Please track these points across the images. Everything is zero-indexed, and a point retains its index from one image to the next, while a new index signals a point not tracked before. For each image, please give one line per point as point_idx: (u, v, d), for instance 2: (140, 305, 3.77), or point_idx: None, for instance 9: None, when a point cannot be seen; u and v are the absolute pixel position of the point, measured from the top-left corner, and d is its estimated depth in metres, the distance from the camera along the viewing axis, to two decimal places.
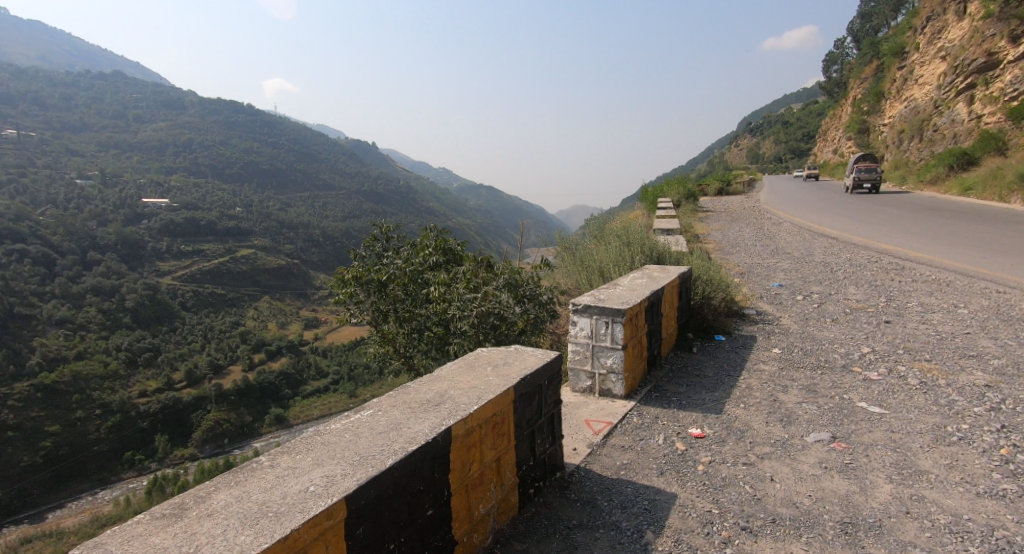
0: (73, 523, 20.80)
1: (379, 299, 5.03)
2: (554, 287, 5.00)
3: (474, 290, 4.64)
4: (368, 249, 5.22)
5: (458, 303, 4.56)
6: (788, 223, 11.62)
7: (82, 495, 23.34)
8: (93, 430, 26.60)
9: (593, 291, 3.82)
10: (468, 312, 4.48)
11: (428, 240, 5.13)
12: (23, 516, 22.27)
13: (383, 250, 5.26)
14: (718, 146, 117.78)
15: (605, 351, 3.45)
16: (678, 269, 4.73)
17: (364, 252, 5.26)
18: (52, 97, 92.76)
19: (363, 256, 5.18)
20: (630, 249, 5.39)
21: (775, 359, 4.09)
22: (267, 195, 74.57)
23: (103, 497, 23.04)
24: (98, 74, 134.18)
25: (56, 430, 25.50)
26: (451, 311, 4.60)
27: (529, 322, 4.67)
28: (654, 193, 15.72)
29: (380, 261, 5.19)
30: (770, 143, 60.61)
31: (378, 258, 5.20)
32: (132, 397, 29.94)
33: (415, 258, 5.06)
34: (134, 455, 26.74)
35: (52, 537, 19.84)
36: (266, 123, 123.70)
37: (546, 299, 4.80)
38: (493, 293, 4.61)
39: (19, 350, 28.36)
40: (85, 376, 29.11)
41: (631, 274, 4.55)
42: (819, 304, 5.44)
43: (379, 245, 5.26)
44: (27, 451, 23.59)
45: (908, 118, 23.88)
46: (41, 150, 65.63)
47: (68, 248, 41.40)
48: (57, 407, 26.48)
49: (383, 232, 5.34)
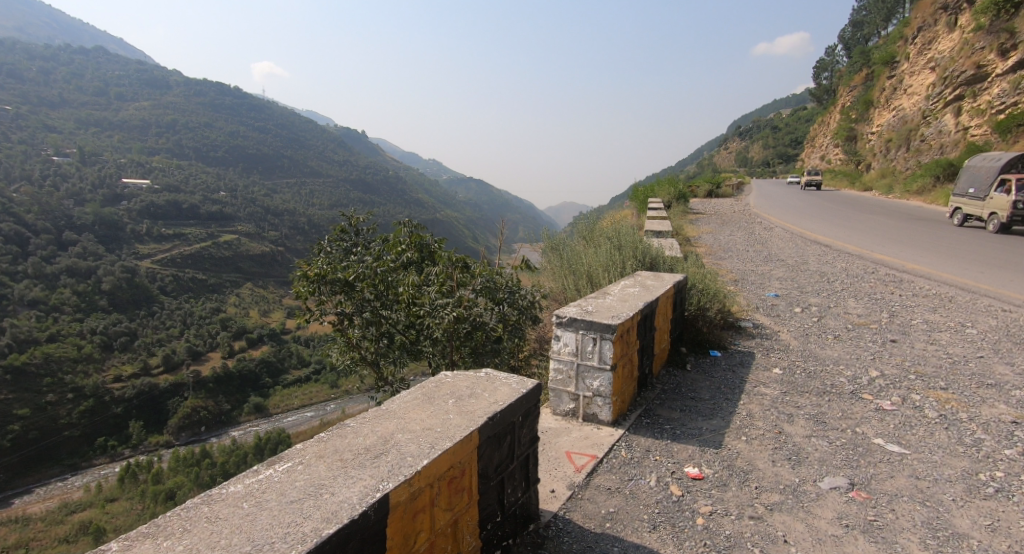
0: (40, 510, 20.89)
1: (345, 300, 4.41)
2: (536, 293, 4.66)
3: (448, 294, 4.25)
4: (334, 243, 4.66)
5: (432, 308, 4.14)
6: (778, 229, 11.34)
7: (51, 481, 23.26)
8: (65, 415, 25.93)
9: (581, 300, 3.40)
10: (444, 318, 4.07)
11: (400, 236, 4.66)
12: None
13: (351, 246, 4.72)
14: (705, 149, 118.62)
15: (591, 371, 3.05)
16: (671, 277, 4.35)
17: (329, 246, 4.65)
18: (30, 71, 90.19)
19: (329, 251, 4.59)
20: (622, 253, 4.98)
21: (775, 381, 3.72)
22: (251, 181, 73.20)
23: (74, 483, 23.12)
24: (80, 49, 129.61)
25: (25, 414, 24.48)
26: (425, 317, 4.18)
27: (507, 328, 4.39)
28: (644, 193, 15.36)
29: (347, 258, 4.63)
30: (758, 147, 60.70)
31: (345, 255, 4.62)
32: (106, 382, 29.09)
33: (388, 255, 4.58)
34: (108, 441, 26.59)
35: (19, 523, 19.90)
36: (252, 107, 121.33)
37: (527, 304, 4.48)
38: (468, 299, 4.28)
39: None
40: (57, 359, 28.28)
41: (622, 281, 4.14)
42: (818, 319, 5.10)
43: (348, 238, 4.73)
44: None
45: (896, 128, 23.83)
46: (16, 126, 63.56)
47: (43, 227, 40.19)
48: (27, 390, 25.52)
49: (351, 224, 4.80)
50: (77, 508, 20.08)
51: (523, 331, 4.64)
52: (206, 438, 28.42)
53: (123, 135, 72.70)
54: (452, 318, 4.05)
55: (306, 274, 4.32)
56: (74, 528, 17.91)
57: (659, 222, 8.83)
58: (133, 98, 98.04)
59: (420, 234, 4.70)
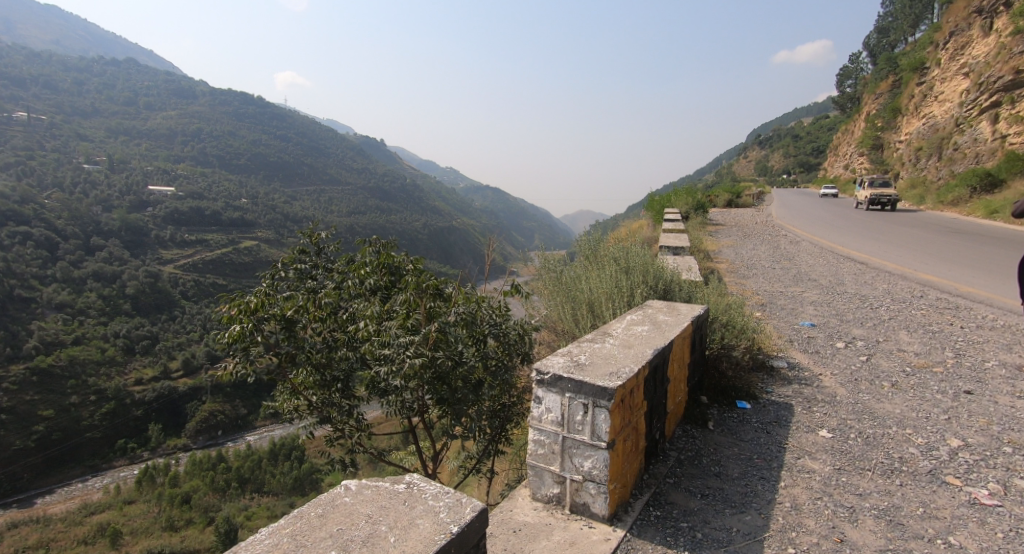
0: (60, 511, 21.82)
1: (288, 338, 3.63)
2: (519, 330, 3.97)
3: (413, 331, 3.56)
4: (290, 266, 4.00)
5: (392, 348, 3.40)
6: (804, 243, 10.42)
7: (73, 482, 24.52)
8: (88, 416, 26.15)
9: (574, 348, 2.70)
10: (406, 360, 3.35)
11: (364, 257, 4.00)
12: (14, 500, 23.21)
13: (309, 269, 4.07)
14: (724, 157, 116.74)
15: (581, 449, 2.33)
16: (690, 310, 3.58)
17: (284, 269, 3.99)
18: (65, 82, 92.79)
19: (281, 276, 3.89)
20: (629, 278, 4.19)
21: (825, 451, 2.90)
22: (272, 189, 73.83)
23: (93, 485, 24.17)
24: (111, 61, 132.16)
25: (50, 415, 24.98)
26: (383, 359, 3.46)
27: (487, 371, 3.77)
28: (661, 202, 14.56)
29: (300, 285, 3.94)
30: (779, 156, 59.13)
31: (299, 283, 3.94)
32: (127, 384, 29.03)
33: (346, 282, 3.90)
34: (128, 443, 27.12)
35: (39, 523, 20.72)
36: (276, 115, 122.92)
37: (508, 342, 3.89)
38: (438, 337, 3.57)
39: (16, 333, 27.21)
40: (82, 361, 28.02)
41: (628, 317, 3.40)
42: (866, 358, 4.25)
43: (307, 261, 4.09)
44: (19, 435, 23.65)
45: (926, 136, 22.62)
46: (50, 135, 65.11)
47: (72, 232, 40.51)
48: (53, 392, 25.93)
49: (311, 243, 4.18)
50: (97, 510, 21.21)
51: (510, 372, 3.97)
52: (222, 442, 28.62)
53: (150, 143, 73.91)
54: (415, 360, 3.32)
55: (235, 306, 3.51)
56: (91, 529, 19.02)
57: (676, 236, 7.95)
58: (161, 108, 99.58)
59: (390, 256, 4.06)
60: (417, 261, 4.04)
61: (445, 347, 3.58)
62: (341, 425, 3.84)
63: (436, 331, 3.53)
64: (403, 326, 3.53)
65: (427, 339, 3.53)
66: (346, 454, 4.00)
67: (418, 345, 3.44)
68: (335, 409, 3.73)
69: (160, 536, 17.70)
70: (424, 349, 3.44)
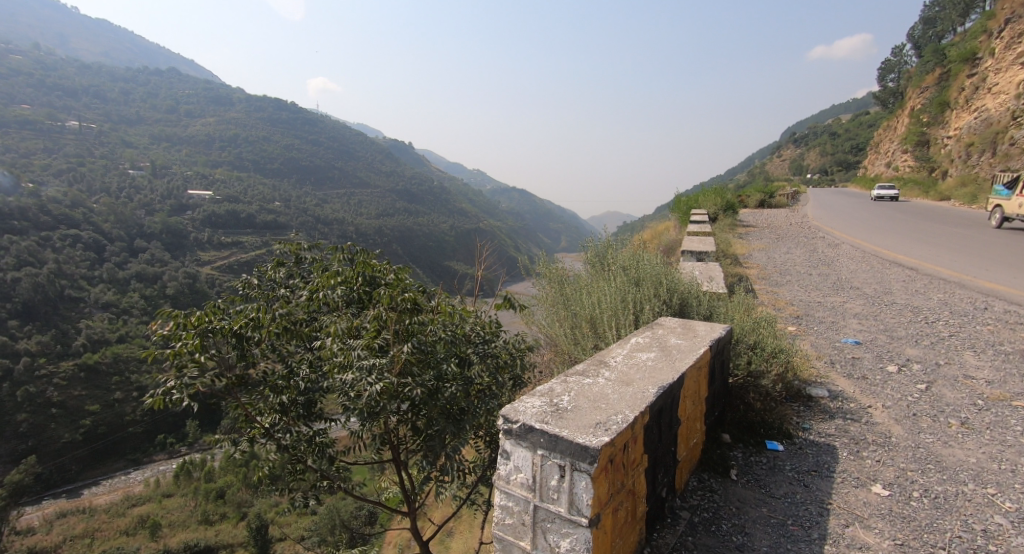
0: (105, 501, 22.29)
1: (239, 357, 3.17)
2: (511, 351, 3.47)
3: (382, 353, 3.03)
4: (264, 278, 3.72)
5: (354, 372, 2.89)
6: (844, 246, 9.64)
7: (116, 474, 25.44)
8: (130, 412, 26.15)
9: (562, 386, 2.16)
10: (367, 388, 2.84)
11: (340, 267, 3.57)
12: (63, 491, 24.21)
13: (285, 279, 3.75)
14: (757, 156, 113.33)
15: (556, 525, 1.79)
16: (709, 331, 3.01)
17: (260, 281, 3.71)
18: (112, 93, 96.40)
19: (249, 292, 3.60)
20: (638, 290, 3.62)
21: (881, 516, 2.31)
22: (304, 192, 74.74)
23: (135, 478, 24.94)
24: (155, 70, 136.56)
25: (96, 409, 24.75)
26: (346, 384, 2.96)
27: (472, 396, 3.22)
28: (687, 203, 13.84)
29: (268, 299, 3.60)
30: (815, 154, 56.97)
31: (267, 296, 3.59)
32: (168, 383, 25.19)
33: (318, 293, 3.48)
34: (167, 438, 28.14)
35: (85, 513, 21.30)
36: (309, 120, 124.96)
37: (497, 362, 3.37)
38: (410, 360, 3.04)
39: (67, 331, 27.32)
40: (126, 358, 26.22)
41: (633, 342, 2.83)
42: (927, 387, 3.55)
43: (283, 274, 3.76)
44: (67, 429, 24.01)
45: (979, 131, 21.11)
46: (99, 143, 67.64)
47: (117, 235, 40.56)
48: (98, 387, 25.54)
49: (292, 253, 3.90)
50: (140, 501, 21.66)
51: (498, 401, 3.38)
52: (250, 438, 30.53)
53: (190, 149, 75.84)
54: (377, 388, 2.80)
55: (179, 321, 3.08)
56: (132, 520, 19.63)
57: (701, 239, 7.29)
58: (201, 115, 102.20)
59: (370, 265, 3.63)
60: (397, 271, 3.61)
61: (420, 372, 3.06)
62: (303, 458, 3.29)
63: (407, 352, 3.01)
64: (367, 347, 3.01)
65: (397, 363, 3.01)
66: (312, 491, 3.48)
67: (384, 369, 2.93)
68: (294, 437, 3.24)
69: (196, 529, 18.95)
70: (391, 375, 2.92)
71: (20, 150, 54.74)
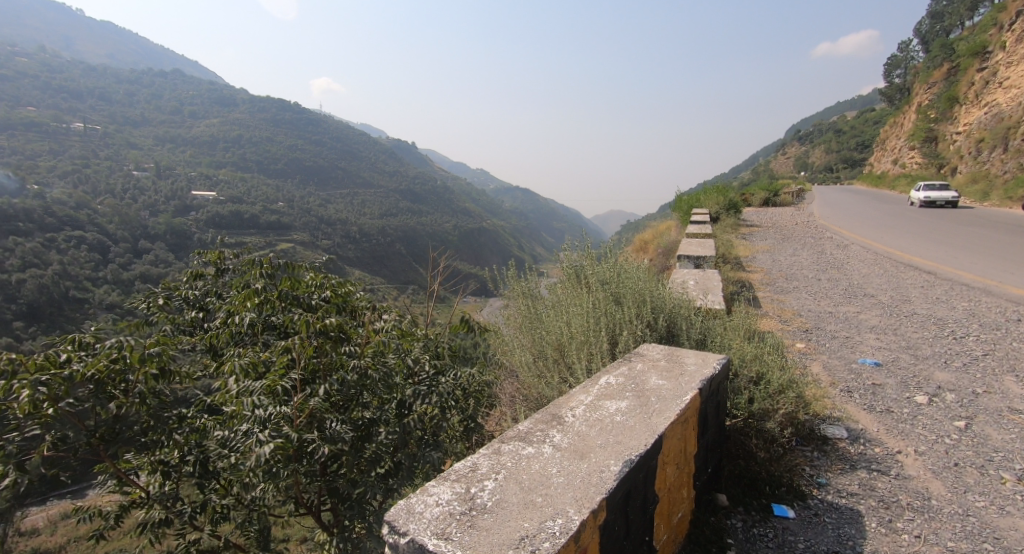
0: None
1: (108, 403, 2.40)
2: (456, 389, 2.82)
3: (284, 400, 2.40)
4: (179, 298, 3.34)
5: (246, 427, 2.25)
6: (855, 247, 8.96)
7: None
8: None
9: (498, 464, 1.62)
10: (255, 449, 2.17)
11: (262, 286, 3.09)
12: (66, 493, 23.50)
13: (202, 298, 3.41)
14: (762, 154, 111.85)
15: None
16: (699, 368, 2.38)
17: (175, 301, 3.32)
18: (118, 95, 96.49)
19: (160, 320, 3.25)
20: (619, 311, 3.00)
21: None
22: (307, 192, 74.19)
23: None
24: (160, 72, 137.36)
25: None
26: (234, 443, 2.30)
27: (401, 450, 2.61)
28: (687, 202, 13.22)
29: (186, 328, 3.29)
30: (820, 152, 55.97)
31: (182, 327, 3.28)
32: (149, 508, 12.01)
33: (235, 317, 2.95)
34: None
35: None
36: (312, 120, 124.63)
37: (445, 404, 2.71)
38: (320, 413, 2.41)
39: None
40: None
41: (603, 383, 2.24)
42: (967, 425, 2.92)
43: (197, 293, 3.38)
44: None
45: (989, 126, 20.35)
46: (104, 144, 67.41)
47: (122, 236, 38.30)
48: None
49: (213, 264, 3.56)
50: None
51: (437, 448, 2.73)
52: None
53: (193, 150, 75.48)
54: (265, 449, 2.13)
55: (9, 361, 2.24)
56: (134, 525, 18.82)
57: (699, 242, 6.69)
58: (204, 116, 101.72)
59: (296, 284, 3.19)
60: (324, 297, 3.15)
61: (332, 424, 2.45)
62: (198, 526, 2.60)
63: (317, 399, 2.39)
64: (268, 392, 2.39)
65: (303, 413, 2.39)
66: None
67: (285, 422, 2.30)
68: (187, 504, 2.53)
69: None
70: (291, 430, 2.27)
71: (25, 152, 54.32)
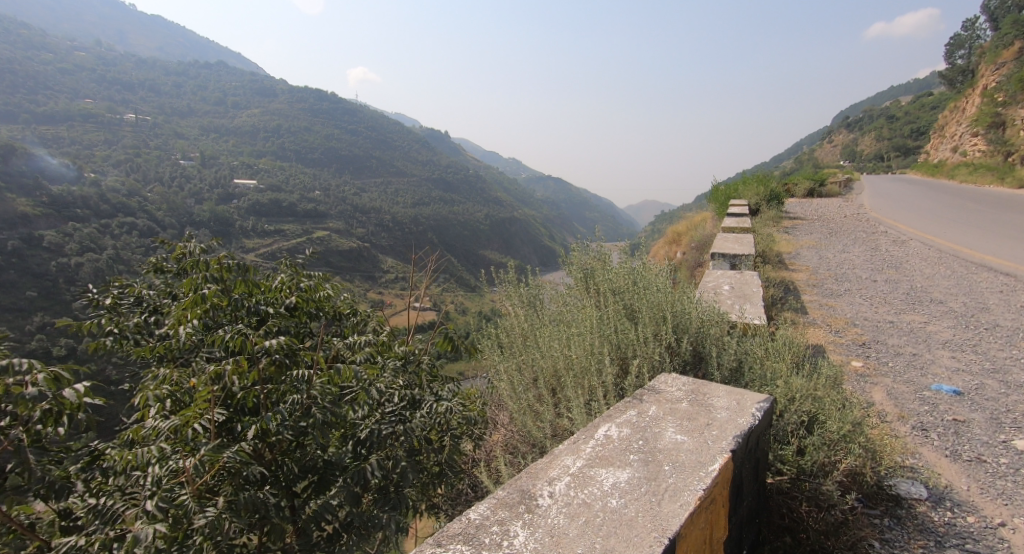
0: None
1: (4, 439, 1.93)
2: (423, 427, 2.30)
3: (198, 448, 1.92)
4: (129, 299, 2.93)
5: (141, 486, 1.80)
6: (914, 243, 8.07)
7: None
8: None
9: None
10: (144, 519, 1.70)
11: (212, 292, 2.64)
12: None
13: (158, 301, 2.98)
14: (806, 142, 107.24)
15: None
16: (728, 416, 1.76)
17: (126, 305, 2.92)
18: (166, 87, 99.20)
19: (104, 324, 2.79)
20: (637, 327, 2.41)
21: None
22: (343, 181, 74.78)
23: None
24: (207, 65, 141.01)
25: None
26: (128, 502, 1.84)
27: (350, 509, 2.10)
28: (725, 193, 12.33)
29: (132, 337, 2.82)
30: (871, 139, 53.07)
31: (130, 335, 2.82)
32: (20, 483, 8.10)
33: (176, 330, 2.54)
34: None
35: None
36: (349, 109, 125.62)
37: (400, 445, 2.24)
38: (240, 461, 1.92)
39: None
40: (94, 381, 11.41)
41: (598, 437, 1.67)
42: None
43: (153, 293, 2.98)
44: None
45: None
46: (153, 134, 69.18)
47: (170, 223, 39.30)
48: None
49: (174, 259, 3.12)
50: None
51: (394, 503, 2.20)
52: None
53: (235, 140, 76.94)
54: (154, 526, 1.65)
55: None
56: None
57: (737, 239, 5.97)
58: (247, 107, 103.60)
59: (251, 289, 2.77)
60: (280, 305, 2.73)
61: (256, 482, 1.97)
62: None
63: (239, 451, 1.88)
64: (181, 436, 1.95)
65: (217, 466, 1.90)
66: None
67: (189, 483, 1.82)
68: None
69: None
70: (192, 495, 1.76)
71: (81, 142, 56.14)
